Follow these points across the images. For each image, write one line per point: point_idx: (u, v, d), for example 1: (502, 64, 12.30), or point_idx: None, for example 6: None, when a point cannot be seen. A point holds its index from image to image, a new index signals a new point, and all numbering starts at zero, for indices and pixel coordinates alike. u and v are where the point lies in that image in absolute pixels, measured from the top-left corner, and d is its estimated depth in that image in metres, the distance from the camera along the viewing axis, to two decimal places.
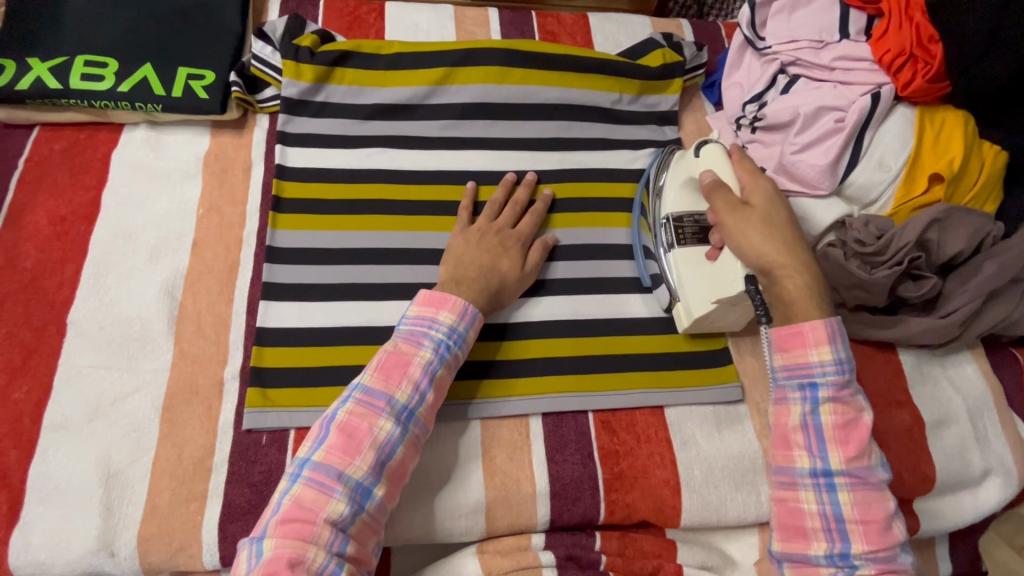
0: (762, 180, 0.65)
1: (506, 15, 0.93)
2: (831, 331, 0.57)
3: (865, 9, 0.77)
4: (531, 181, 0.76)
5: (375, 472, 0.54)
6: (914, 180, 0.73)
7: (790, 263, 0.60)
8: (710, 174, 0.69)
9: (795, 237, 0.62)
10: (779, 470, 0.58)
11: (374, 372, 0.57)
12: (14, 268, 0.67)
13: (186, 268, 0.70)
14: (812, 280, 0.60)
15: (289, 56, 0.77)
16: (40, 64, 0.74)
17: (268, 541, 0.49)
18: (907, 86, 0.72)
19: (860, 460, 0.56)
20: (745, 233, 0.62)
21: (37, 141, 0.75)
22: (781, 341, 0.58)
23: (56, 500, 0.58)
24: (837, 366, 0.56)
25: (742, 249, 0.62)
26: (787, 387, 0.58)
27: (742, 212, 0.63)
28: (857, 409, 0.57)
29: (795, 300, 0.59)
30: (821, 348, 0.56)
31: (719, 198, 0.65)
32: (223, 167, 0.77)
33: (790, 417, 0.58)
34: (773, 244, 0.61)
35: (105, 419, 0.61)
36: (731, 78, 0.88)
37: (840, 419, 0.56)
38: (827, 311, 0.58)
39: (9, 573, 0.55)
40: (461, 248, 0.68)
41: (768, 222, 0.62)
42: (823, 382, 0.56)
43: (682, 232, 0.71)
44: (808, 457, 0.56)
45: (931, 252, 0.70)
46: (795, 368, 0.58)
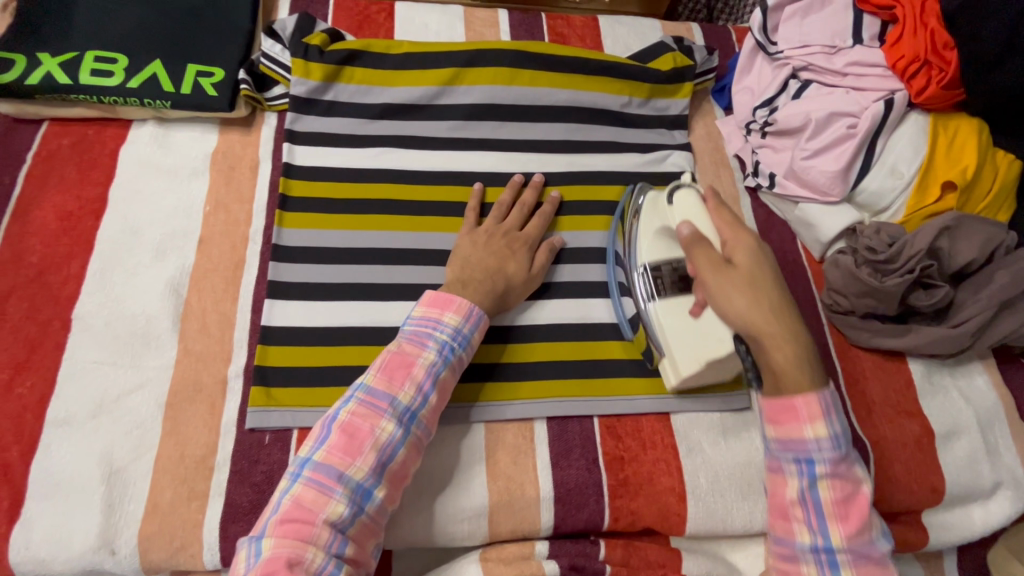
0: (744, 233, 0.58)
1: (515, 16, 0.92)
2: (825, 404, 0.52)
3: (878, 13, 0.77)
4: (539, 183, 0.76)
5: (376, 473, 0.53)
6: (927, 188, 0.72)
7: (778, 333, 0.54)
8: (687, 225, 0.61)
9: (784, 300, 0.55)
10: (777, 542, 0.54)
11: (377, 372, 0.56)
12: (20, 262, 0.67)
13: (191, 266, 0.70)
14: (802, 348, 0.54)
15: (298, 54, 0.77)
16: (50, 59, 0.74)
17: (267, 541, 0.49)
18: (921, 93, 0.72)
19: (861, 535, 0.52)
20: (729, 298, 0.56)
21: (46, 136, 0.75)
22: (773, 412, 0.53)
23: (57, 496, 0.57)
24: (833, 440, 0.52)
25: (727, 314, 0.56)
26: (781, 459, 0.54)
27: (727, 273, 0.57)
28: (855, 480, 0.53)
29: (786, 372, 0.53)
30: (815, 424, 0.52)
31: (700, 255, 0.58)
32: (230, 164, 0.76)
33: (786, 490, 0.53)
34: (760, 310, 0.54)
35: (108, 416, 0.61)
36: (741, 83, 0.86)
37: (838, 494, 0.52)
38: (821, 382, 0.53)
39: (9, 570, 0.55)
40: (468, 249, 0.68)
41: (754, 284, 0.55)
42: (820, 457, 0.52)
43: (661, 283, 0.67)
44: (809, 532, 0.52)
45: (943, 261, 0.69)
46: (789, 443, 0.53)
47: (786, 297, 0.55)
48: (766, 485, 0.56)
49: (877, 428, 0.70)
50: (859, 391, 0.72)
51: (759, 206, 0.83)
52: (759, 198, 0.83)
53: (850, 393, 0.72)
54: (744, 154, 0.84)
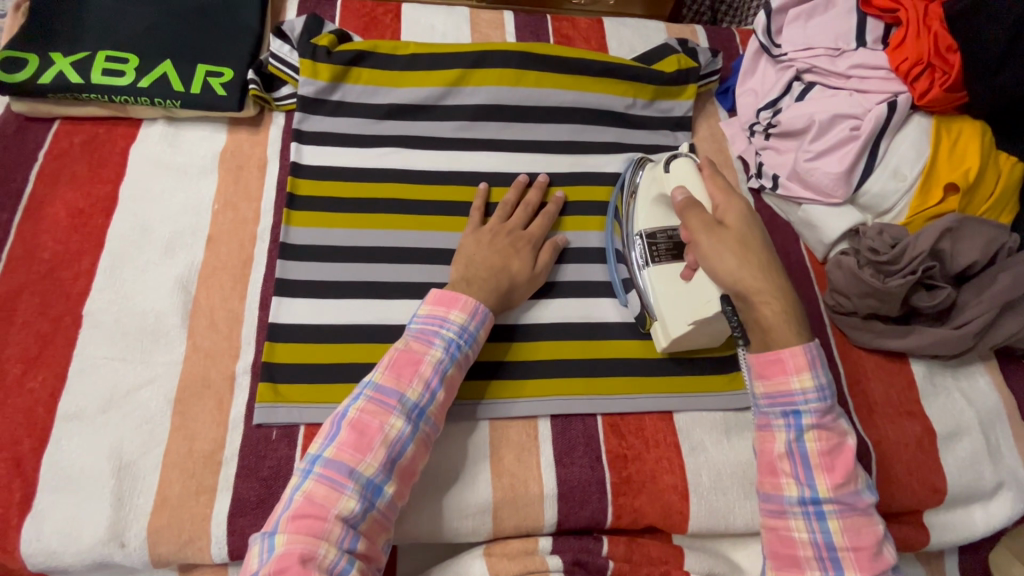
0: (735, 196, 0.60)
1: (521, 17, 0.93)
2: (811, 357, 0.54)
3: (882, 17, 0.77)
4: (543, 183, 0.76)
5: (386, 469, 0.54)
6: (930, 190, 0.72)
7: (766, 288, 0.56)
8: (682, 191, 0.64)
9: (772, 258, 0.57)
10: (766, 498, 0.56)
11: (385, 370, 0.57)
12: (32, 259, 0.68)
13: (200, 263, 0.71)
14: (788, 303, 0.56)
15: (306, 55, 0.78)
16: (63, 59, 0.75)
17: (280, 537, 0.49)
18: (924, 96, 0.73)
19: (848, 487, 0.54)
20: (720, 256, 0.57)
21: (57, 134, 0.76)
22: (761, 366, 0.55)
23: (68, 489, 0.58)
24: (819, 392, 0.54)
25: (717, 272, 0.58)
26: (769, 414, 0.56)
27: (719, 233, 0.58)
28: (840, 433, 0.55)
29: (774, 327, 0.55)
30: (802, 375, 0.54)
31: (693, 217, 0.60)
32: (239, 163, 0.77)
33: (775, 444, 0.55)
34: (749, 266, 0.56)
35: (118, 411, 0.62)
36: (745, 85, 0.87)
37: (824, 446, 0.54)
38: (806, 335, 0.55)
39: (20, 561, 0.56)
40: (472, 247, 0.69)
41: (744, 244, 0.57)
42: (806, 409, 0.54)
43: (656, 250, 0.69)
44: (796, 485, 0.54)
45: (947, 262, 0.69)
46: (777, 397, 0.55)
47: (774, 256, 0.57)
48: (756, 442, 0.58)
49: (879, 428, 0.70)
50: (861, 391, 0.72)
51: (763, 207, 0.84)
52: (763, 199, 0.84)
53: (852, 393, 0.72)
54: (748, 156, 0.85)
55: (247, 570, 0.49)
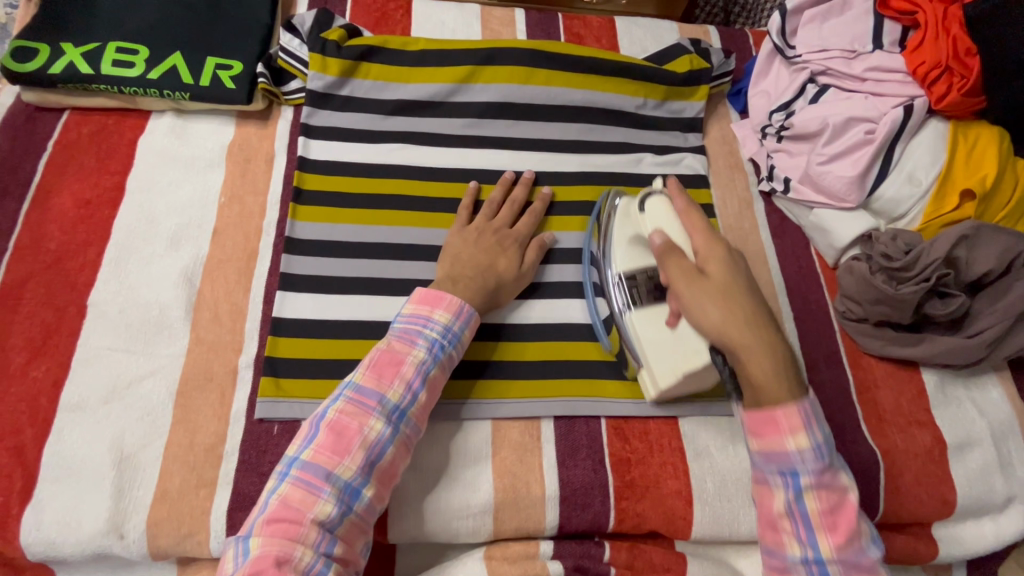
0: (716, 242, 0.59)
1: (532, 15, 0.92)
2: (805, 414, 0.52)
3: (900, 20, 0.76)
4: (529, 180, 0.75)
5: (364, 472, 0.53)
6: (945, 196, 0.71)
7: (753, 344, 0.54)
8: (660, 234, 0.62)
9: (757, 309, 0.56)
10: (769, 555, 0.54)
11: (366, 370, 0.57)
12: (38, 249, 0.68)
13: (205, 256, 0.70)
14: (778, 357, 0.54)
15: (316, 49, 0.77)
16: (73, 49, 0.75)
17: (254, 540, 0.49)
18: (941, 100, 0.71)
19: (852, 545, 0.52)
20: (704, 310, 0.56)
21: (67, 125, 0.76)
22: (755, 426, 0.53)
23: (68, 480, 0.58)
24: (816, 451, 0.52)
25: (702, 326, 0.57)
26: (766, 472, 0.54)
27: (701, 284, 0.57)
28: (841, 490, 0.52)
29: (764, 384, 0.53)
30: (796, 435, 0.52)
31: (672, 266, 0.59)
32: (246, 156, 0.77)
33: (774, 502, 0.53)
34: (734, 321, 0.55)
35: (121, 401, 0.62)
36: (757, 86, 0.86)
37: (825, 505, 0.52)
38: (800, 391, 0.53)
39: (20, 550, 0.56)
40: (458, 247, 0.68)
41: (728, 296, 0.56)
42: (804, 470, 0.52)
43: (637, 292, 0.65)
44: (798, 544, 0.52)
45: (961, 269, 0.68)
46: (772, 455, 0.53)
47: (760, 308, 0.56)
48: (755, 497, 0.56)
49: (888, 438, 0.69)
50: (871, 399, 0.71)
51: (773, 211, 0.82)
52: (773, 203, 0.83)
53: (862, 401, 0.71)
54: (759, 158, 0.83)
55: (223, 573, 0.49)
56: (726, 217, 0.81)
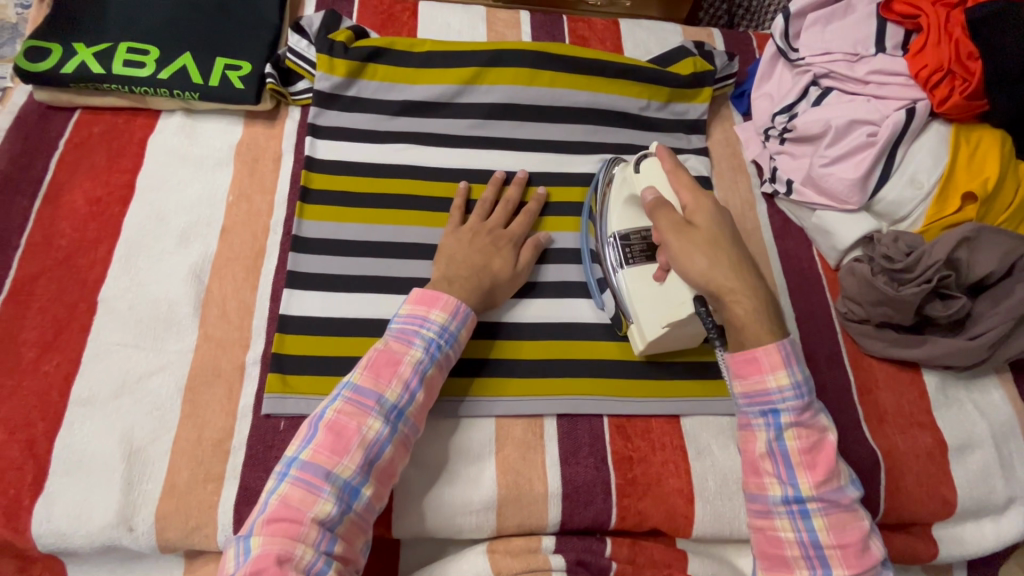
0: (704, 195, 0.60)
1: (537, 17, 0.93)
2: (786, 354, 0.54)
3: (903, 23, 0.77)
4: (522, 180, 0.76)
5: (363, 471, 0.54)
6: (947, 199, 0.71)
7: (737, 289, 0.56)
8: (651, 192, 0.62)
9: (741, 257, 0.57)
10: (752, 499, 0.56)
11: (364, 371, 0.57)
12: (50, 245, 0.69)
13: (214, 253, 0.71)
14: (759, 301, 0.56)
15: (324, 50, 0.78)
16: (85, 49, 0.76)
17: (255, 539, 0.50)
18: (943, 103, 0.72)
19: (830, 483, 0.54)
20: (691, 258, 0.57)
21: (78, 124, 0.77)
22: (738, 367, 0.55)
23: (78, 473, 0.59)
24: (795, 390, 0.54)
25: (689, 275, 0.58)
26: (749, 414, 0.56)
27: (689, 234, 0.58)
28: (819, 429, 0.55)
29: (747, 325, 0.55)
30: (777, 373, 0.54)
31: (661, 218, 0.60)
32: (254, 155, 0.78)
33: (757, 443, 0.55)
34: (721, 268, 0.56)
35: (130, 396, 0.63)
36: (761, 89, 0.86)
37: (804, 443, 0.54)
38: (780, 332, 0.56)
39: (31, 541, 0.57)
40: (453, 247, 0.68)
41: (715, 245, 0.57)
42: (784, 407, 0.54)
43: (631, 250, 0.67)
44: (779, 484, 0.54)
45: (961, 272, 0.68)
46: (754, 395, 0.55)
47: (744, 255, 0.57)
48: (738, 443, 0.58)
49: (889, 438, 0.69)
50: (872, 400, 0.71)
51: (776, 212, 0.83)
52: (776, 205, 0.83)
53: (863, 401, 0.71)
54: (762, 160, 0.84)
55: (225, 573, 0.50)
56: None
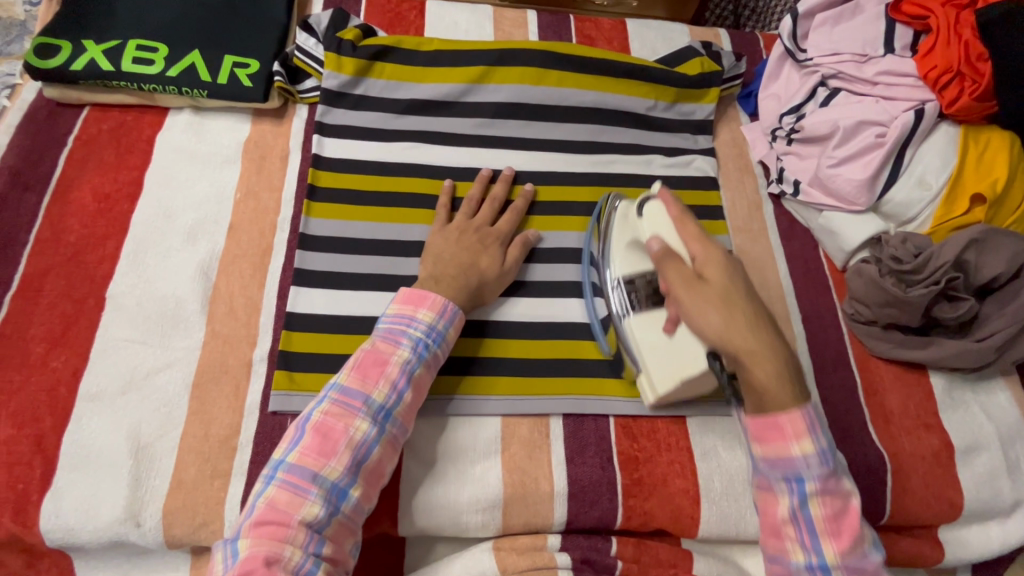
0: (713, 244, 0.57)
1: (544, 17, 0.93)
2: (809, 420, 0.52)
3: (911, 24, 0.77)
4: (509, 177, 0.75)
5: (351, 473, 0.54)
6: (955, 201, 0.71)
7: (756, 350, 0.53)
8: (657, 241, 0.60)
9: (759, 313, 0.54)
10: (773, 562, 0.55)
11: (351, 371, 0.57)
12: (59, 242, 0.69)
13: (221, 251, 0.71)
14: (781, 362, 0.53)
15: (332, 48, 0.78)
16: (94, 46, 0.76)
17: (243, 542, 0.50)
18: (953, 104, 0.71)
19: (855, 550, 0.52)
20: (704, 315, 0.55)
21: (86, 121, 0.77)
22: (758, 431, 0.53)
23: (86, 468, 0.59)
24: (821, 457, 0.52)
25: (704, 332, 0.55)
26: (771, 479, 0.54)
27: (701, 290, 0.55)
28: (844, 495, 0.53)
29: (769, 389, 0.53)
30: (801, 441, 0.52)
31: (670, 270, 0.57)
32: (261, 153, 0.78)
33: (778, 509, 0.53)
34: (737, 327, 0.53)
35: (138, 392, 0.63)
36: (768, 90, 0.87)
37: (829, 511, 0.52)
38: (803, 397, 0.53)
39: (39, 536, 0.57)
40: (440, 246, 0.68)
41: (728, 301, 0.54)
42: (809, 475, 0.52)
43: (636, 296, 0.66)
44: (802, 549, 0.53)
45: (969, 273, 0.68)
46: (777, 462, 0.53)
47: (762, 312, 0.54)
48: (757, 503, 0.56)
49: (896, 440, 0.69)
50: (878, 402, 0.71)
51: (782, 213, 0.83)
52: (782, 206, 0.83)
53: (869, 403, 0.71)
54: (768, 161, 0.84)
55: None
56: (734, 218, 0.82)
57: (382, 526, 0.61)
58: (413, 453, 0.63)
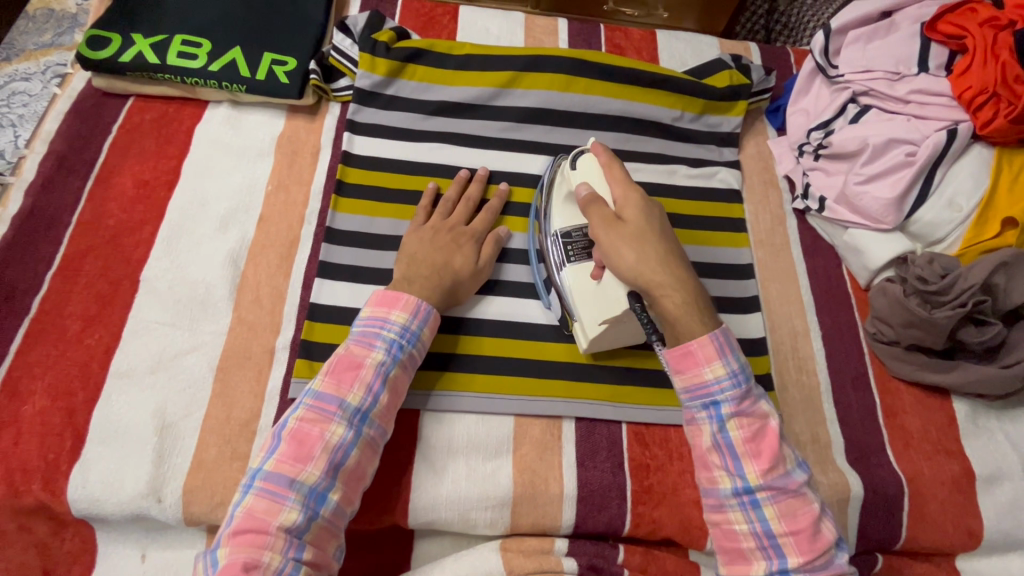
0: (632, 190, 0.61)
1: (574, 26, 0.95)
2: (719, 344, 0.54)
3: (947, 43, 0.76)
4: (484, 176, 0.76)
5: (329, 476, 0.55)
6: (986, 223, 0.70)
7: (665, 281, 0.56)
8: (585, 187, 0.63)
9: (669, 250, 0.58)
10: (706, 493, 0.55)
11: (325, 377, 0.59)
12: (99, 225, 0.72)
13: (251, 240, 0.74)
14: (689, 295, 0.56)
15: (366, 49, 0.80)
16: (142, 40, 0.80)
17: (222, 551, 0.51)
18: (987, 125, 0.70)
19: (776, 470, 0.52)
20: (620, 253, 0.57)
21: (131, 110, 0.81)
22: (675, 362, 0.55)
23: (113, 443, 0.61)
24: (733, 378, 0.53)
25: (619, 269, 0.58)
26: (691, 408, 0.55)
27: (617, 228, 0.58)
28: (762, 417, 0.54)
29: (678, 318, 0.55)
30: (712, 364, 0.54)
31: (593, 214, 0.60)
32: (294, 148, 0.81)
33: (702, 438, 0.54)
34: (647, 260, 0.56)
35: (165, 373, 0.65)
36: (797, 105, 0.86)
37: (747, 432, 0.53)
38: (713, 326, 0.55)
39: (66, 505, 0.59)
40: (415, 246, 0.69)
41: (641, 238, 0.58)
42: (723, 398, 0.53)
43: (572, 248, 0.66)
44: (728, 476, 0.53)
45: (998, 298, 0.66)
46: (694, 389, 0.54)
47: (671, 250, 0.58)
48: (688, 436, 0.57)
49: (914, 464, 0.68)
50: (898, 423, 0.70)
51: (806, 229, 0.82)
52: (807, 221, 0.83)
53: (888, 424, 0.70)
54: (794, 176, 0.84)
55: None
56: (757, 231, 0.82)
57: (392, 517, 0.62)
58: (425, 449, 0.64)
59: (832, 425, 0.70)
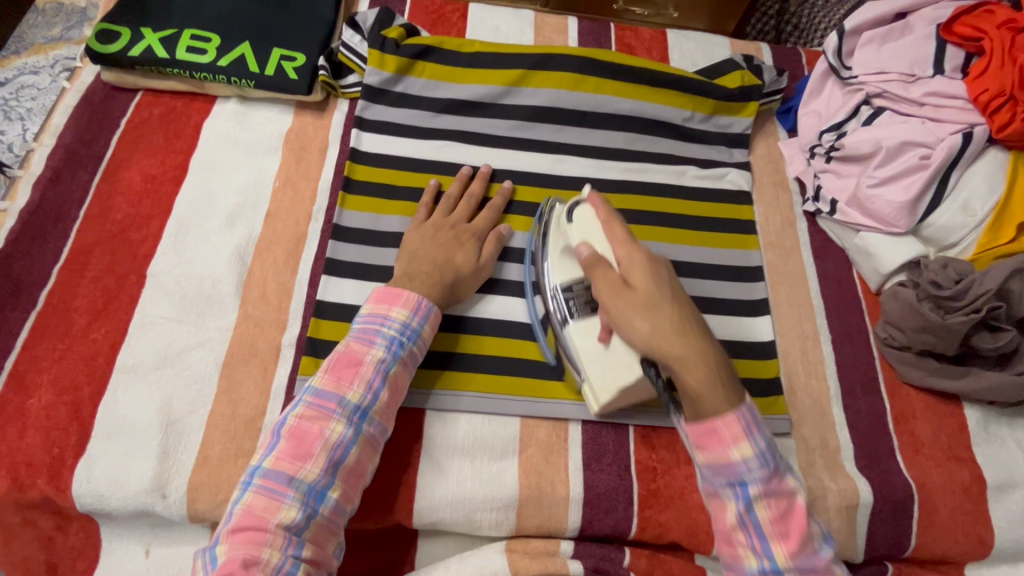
0: (637, 248, 0.57)
1: (584, 25, 0.94)
2: (745, 423, 0.50)
3: (964, 45, 0.74)
4: (486, 174, 0.76)
5: (328, 474, 0.54)
6: (1000, 228, 0.69)
7: (684, 355, 0.52)
8: (585, 246, 0.60)
9: (684, 318, 0.53)
10: (729, 569, 0.53)
11: (325, 374, 0.58)
12: (106, 219, 0.72)
13: (258, 236, 0.73)
14: (711, 368, 0.52)
15: (375, 45, 0.80)
16: (151, 34, 0.79)
17: (220, 547, 0.50)
18: (1004, 128, 0.69)
19: (806, 551, 0.50)
20: (631, 324, 0.54)
21: (139, 105, 0.81)
22: (698, 439, 0.52)
23: (118, 438, 0.61)
24: (761, 458, 0.50)
25: (632, 340, 0.54)
26: (716, 484, 0.52)
27: (626, 296, 0.55)
28: (791, 494, 0.51)
29: (701, 395, 0.51)
30: (739, 444, 0.50)
31: (599, 279, 0.56)
32: (302, 144, 0.80)
33: (726, 515, 0.52)
34: (661, 331, 0.53)
35: (171, 368, 0.65)
36: (808, 106, 0.85)
37: (775, 513, 0.50)
38: (737, 398, 0.51)
39: (71, 500, 0.59)
40: (416, 242, 0.68)
41: (652, 306, 0.54)
42: (751, 479, 0.50)
43: (574, 303, 0.64)
44: (754, 555, 0.51)
45: (1012, 304, 0.66)
46: (719, 467, 0.51)
47: (687, 317, 0.54)
48: (709, 509, 0.54)
49: (925, 470, 0.67)
50: (908, 430, 0.69)
51: (817, 232, 0.82)
52: (817, 224, 0.82)
53: (898, 431, 0.69)
54: (806, 177, 0.83)
55: None
56: (767, 233, 0.81)
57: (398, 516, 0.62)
58: (430, 449, 0.64)
59: (841, 430, 0.69)
